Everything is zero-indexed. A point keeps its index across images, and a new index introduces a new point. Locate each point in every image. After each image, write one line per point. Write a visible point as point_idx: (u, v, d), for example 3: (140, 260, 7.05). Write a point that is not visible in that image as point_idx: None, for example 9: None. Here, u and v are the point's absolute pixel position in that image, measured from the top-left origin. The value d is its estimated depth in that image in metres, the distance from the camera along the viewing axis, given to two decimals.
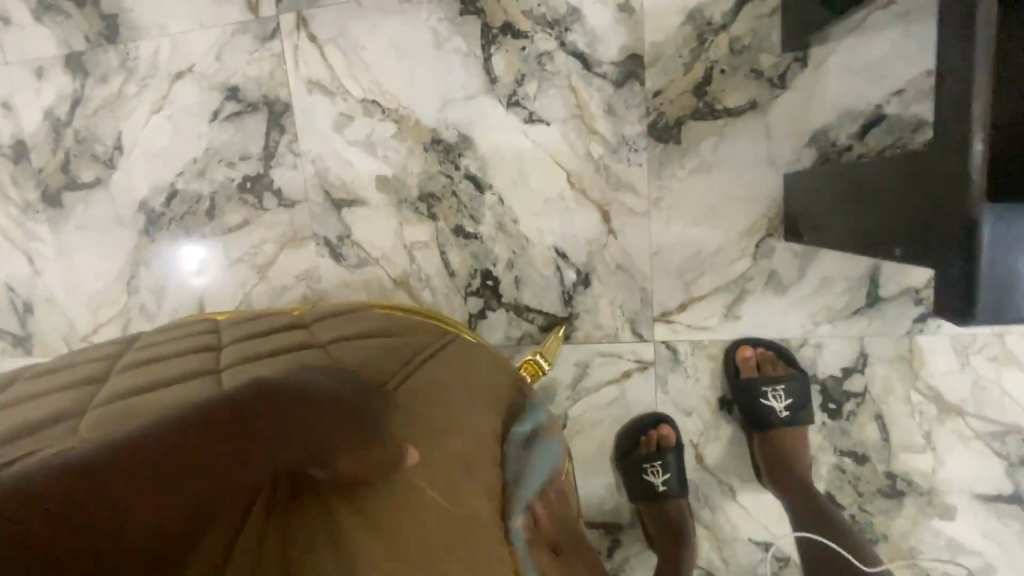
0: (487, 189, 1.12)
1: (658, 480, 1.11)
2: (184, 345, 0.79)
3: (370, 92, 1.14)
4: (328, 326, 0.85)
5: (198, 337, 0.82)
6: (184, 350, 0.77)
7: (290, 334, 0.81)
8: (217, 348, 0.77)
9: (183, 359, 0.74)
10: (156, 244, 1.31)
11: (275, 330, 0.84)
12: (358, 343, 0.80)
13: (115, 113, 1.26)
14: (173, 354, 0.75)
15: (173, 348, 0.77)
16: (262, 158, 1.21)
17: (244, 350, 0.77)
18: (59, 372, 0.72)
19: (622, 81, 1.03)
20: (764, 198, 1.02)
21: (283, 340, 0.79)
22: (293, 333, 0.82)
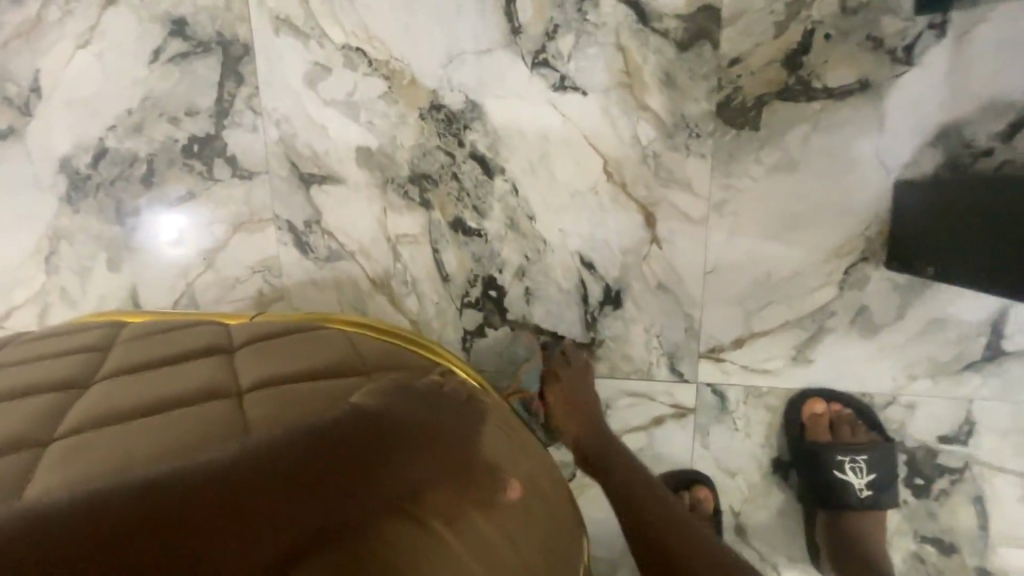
0: (498, 173, 0.87)
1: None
2: (46, 375, 0.56)
3: (354, 38, 0.88)
4: (261, 359, 0.60)
5: (78, 360, 0.59)
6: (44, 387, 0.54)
7: (197, 371, 0.56)
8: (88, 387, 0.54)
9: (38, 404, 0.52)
10: (79, 214, 1.05)
11: (185, 357, 0.59)
12: (286, 391, 0.54)
13: (31, 45, 0.99)
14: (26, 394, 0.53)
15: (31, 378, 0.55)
16: (213, 115, 0.95)
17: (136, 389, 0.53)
18: None
19: (689, 41, 0.77)
20: (863, 211, 0.78)
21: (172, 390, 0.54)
22: (213, 364, 0.58)
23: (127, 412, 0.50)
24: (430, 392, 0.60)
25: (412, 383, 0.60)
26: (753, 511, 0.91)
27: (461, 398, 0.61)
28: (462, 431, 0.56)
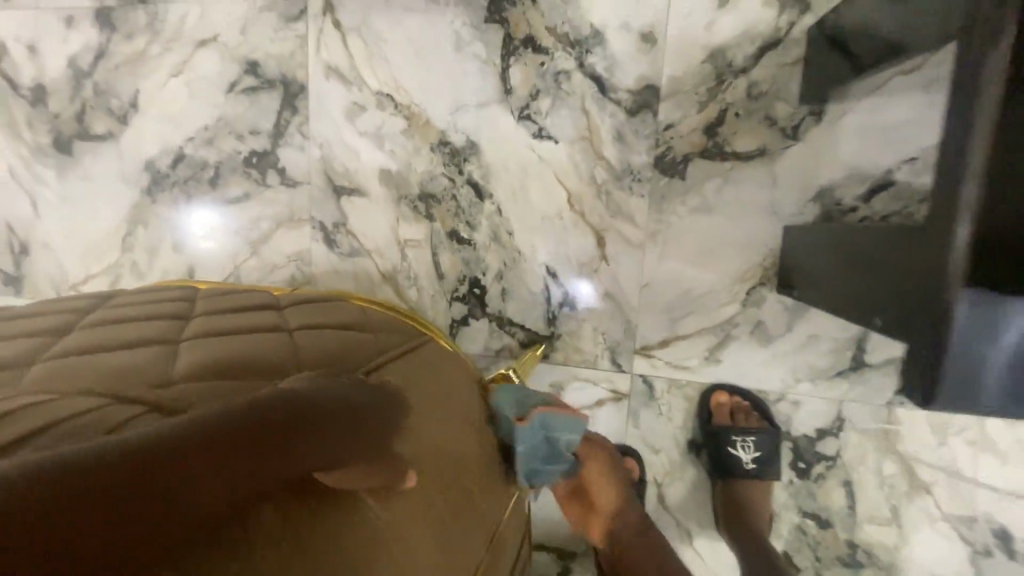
0: (487, 197, 1.12)
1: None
2: (142, 309, 0.79)
3: (385, 86, 1.14)
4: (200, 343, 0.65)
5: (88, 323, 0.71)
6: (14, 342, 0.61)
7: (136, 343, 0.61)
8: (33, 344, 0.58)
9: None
10: (156, 205, 1.33)
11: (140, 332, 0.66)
12: (323, 333, 0.77)
13: (136, 71, 1.28)
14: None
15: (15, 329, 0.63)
16: (271, 136, 1.22)
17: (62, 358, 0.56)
18: (33, 318, 0.73)
19: (635, 110, 1.02)
20: (761, 246, 1.01)
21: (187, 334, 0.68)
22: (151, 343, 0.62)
23: (219, 329, 0.72)
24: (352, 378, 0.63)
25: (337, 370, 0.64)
26: (672, 483, 1.12)
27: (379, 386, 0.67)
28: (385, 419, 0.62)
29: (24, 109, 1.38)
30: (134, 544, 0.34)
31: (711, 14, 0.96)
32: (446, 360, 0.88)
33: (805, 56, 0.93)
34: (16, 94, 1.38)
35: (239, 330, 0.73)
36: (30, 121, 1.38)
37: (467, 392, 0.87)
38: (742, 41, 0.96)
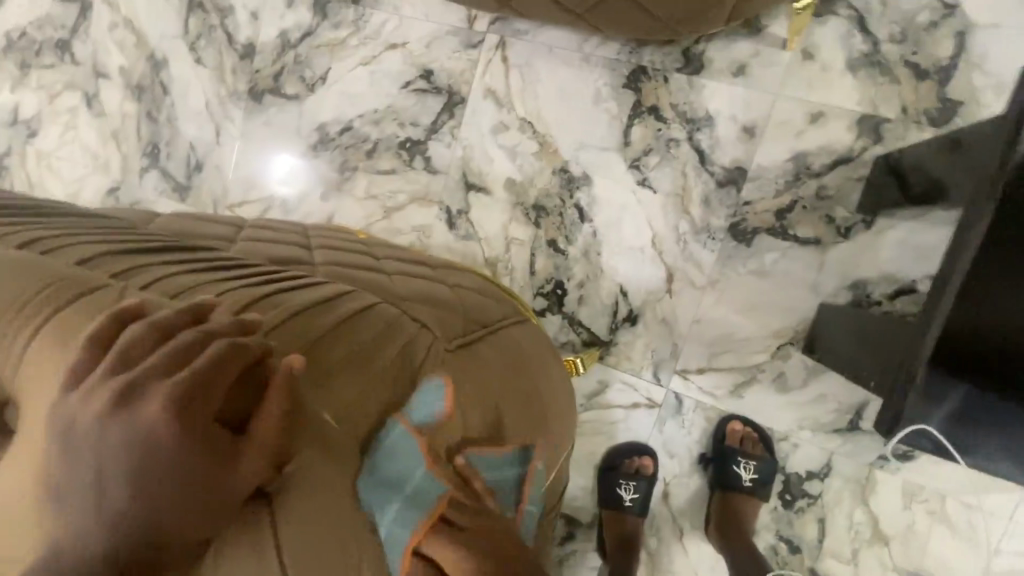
0: (587, 221, 1.39)
1: (627, 496, 1.32)
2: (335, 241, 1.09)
3: (529, 115, 1.42)
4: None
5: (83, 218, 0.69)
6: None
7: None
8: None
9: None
10: (317, 159, 1.64)
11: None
12: (470, 292, 1.04)
13: (333, 54, 1.59)
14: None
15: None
16: (427, 130, 1.51)
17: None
18: (273, 232, 1.01)
19: (724, 183, 1.28)
20: (797, 313, 1.26)
21: (381, 265, 0.98)
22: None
23: (407, 272, 0.99)
24: (109, 429, 0.39)
25: (99, 391, 0.40)
26: (677, 485, 1.36)
27: (165, 388, 0.40)
28: (212, 454, 0.41)
29: (232, 60, 1.71)
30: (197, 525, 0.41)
31: (804, 126, 1.21)
32: (541, 334, 1.16)
33: (869, 176, 1.17)
34: (230, 47, 1.71)
35: (417, 276, 1.00)
36: (234, 70, 1.71)
37: (555, 359, 1.14)
38: (824, 152, 1.20)
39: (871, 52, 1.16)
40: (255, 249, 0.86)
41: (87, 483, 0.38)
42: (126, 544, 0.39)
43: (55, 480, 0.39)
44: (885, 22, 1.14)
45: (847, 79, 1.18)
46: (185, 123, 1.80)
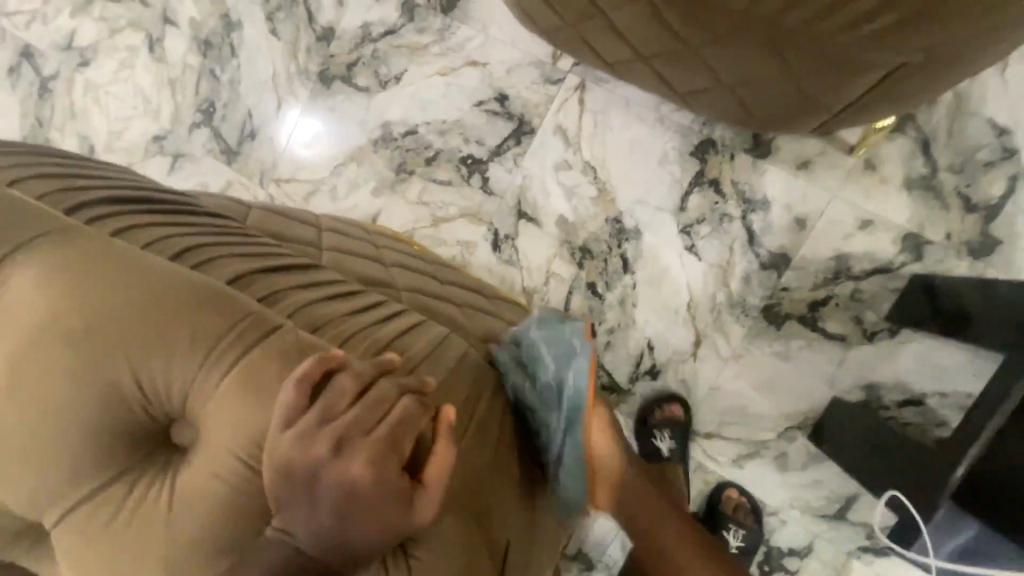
0: (630, 272, 1.44)
1: (663, 445, 1.37)
2: (397, 250, 1.14)
3: (594, 159, 1.46)
4: (172, 321, 0.60)
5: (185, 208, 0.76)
6: (22, 282, 0.59)
7: (94, 345, 0.57)
8: (23, 343, 0.58)
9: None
10: (375, 155, 1.66)
11: (90, 304, 0.58)
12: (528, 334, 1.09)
13: (412, 56, 1.61)
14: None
15: (20, 267, 0.60)
16: (491, 151, 1.55)
17: (37, 375, 0.57)
18: (351, 240, 1.03)
19: (767, 266, 1.34)
20: (810, 401, 1.33)
21: (444, 286, 1.03)
22: (109, 338, 0.58)
23: (476, 305, 1.03)
24: (327, 473, 0.57)
25: (314, 445, 0.57)
26: None
27: (366, 443, 0.59)
28: (393, 493, 0.59)
29: (308, 39, 1.72)
30: (384, 535, 0.60)
31: (853, 230, 1.28)
32: None
33: (903, 289, 1.25)
34: (308, 25, 1.72)
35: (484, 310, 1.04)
36: (308, 48, 1.72)
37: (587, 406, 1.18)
38: (866, 258, 1.28)
39: (929, 176, 1.24)
40: (338, 258, 0.91)
41: (315, 499, 0.58)
42: (341, 541, 0.60)
43: (293, 497, 0.58)
44: (947, 152, 1.22)
45: (901, 196, 1.25)
46: (246, 89, 1.80)
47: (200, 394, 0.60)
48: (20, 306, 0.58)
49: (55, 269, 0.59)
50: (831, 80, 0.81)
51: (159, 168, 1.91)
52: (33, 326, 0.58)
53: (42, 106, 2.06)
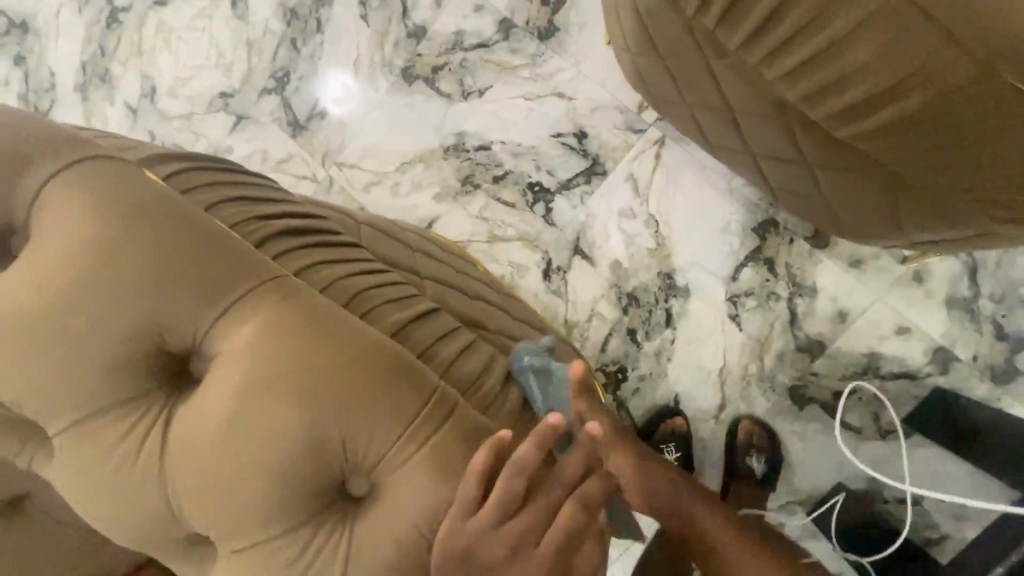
0: (671, 327, 1.50)
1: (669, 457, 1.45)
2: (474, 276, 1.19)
3: (658, 214, 1.52)
4: (377, 390, 0.68)
5: (336, 249, 0.85)
6: (244, 333, 0.69)
7: (308, 403, 0.66)
8: (244, 389, 0.66)
9: (217, 395, 0.67)
10: (444, 161, 1.69)
11: (306, 363, 0.67)
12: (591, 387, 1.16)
13: (500, 74, 1.64)
14: (210, 382, 0.68)
15: (243, 320, 0.69)
16: (560, 183, 1.59)
17: (259, 420, 0.66)
18: (442, 265, 1.08)
19: (803, 349, 1.42)
20: (815, 482, 1.41)
21: (523, 324, 1.09)
22: (327, 391, 0.66)
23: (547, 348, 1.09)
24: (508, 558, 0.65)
25: (496, 540, 0.65)
26: None
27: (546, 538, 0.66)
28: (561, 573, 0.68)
29: (398, 33, 1.73)
30: None
31: (889, 333, 1.36)
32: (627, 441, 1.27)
33: (925, 398, 1.33)
34: (401, 20, 1.73)
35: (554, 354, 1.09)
36: (396, 43, 1.73)
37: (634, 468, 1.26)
38: (896, 362, 1.36)
39: (970, 299, 1.32)
40: (438, 288, 0.98)
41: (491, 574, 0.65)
42: None
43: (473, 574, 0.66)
44: (991, 281, 1.31)
45: (940, 312, 1.34)
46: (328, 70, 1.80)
47: (387, 457, 0.67)
48: (244, 355, 0.67)
49: (276, 325, 0.69)
50: (931, 224, 0.87)
51: (220, 125, 1.91)
52: (256, 375, 0.67)
53: (108, 35, 2.02)
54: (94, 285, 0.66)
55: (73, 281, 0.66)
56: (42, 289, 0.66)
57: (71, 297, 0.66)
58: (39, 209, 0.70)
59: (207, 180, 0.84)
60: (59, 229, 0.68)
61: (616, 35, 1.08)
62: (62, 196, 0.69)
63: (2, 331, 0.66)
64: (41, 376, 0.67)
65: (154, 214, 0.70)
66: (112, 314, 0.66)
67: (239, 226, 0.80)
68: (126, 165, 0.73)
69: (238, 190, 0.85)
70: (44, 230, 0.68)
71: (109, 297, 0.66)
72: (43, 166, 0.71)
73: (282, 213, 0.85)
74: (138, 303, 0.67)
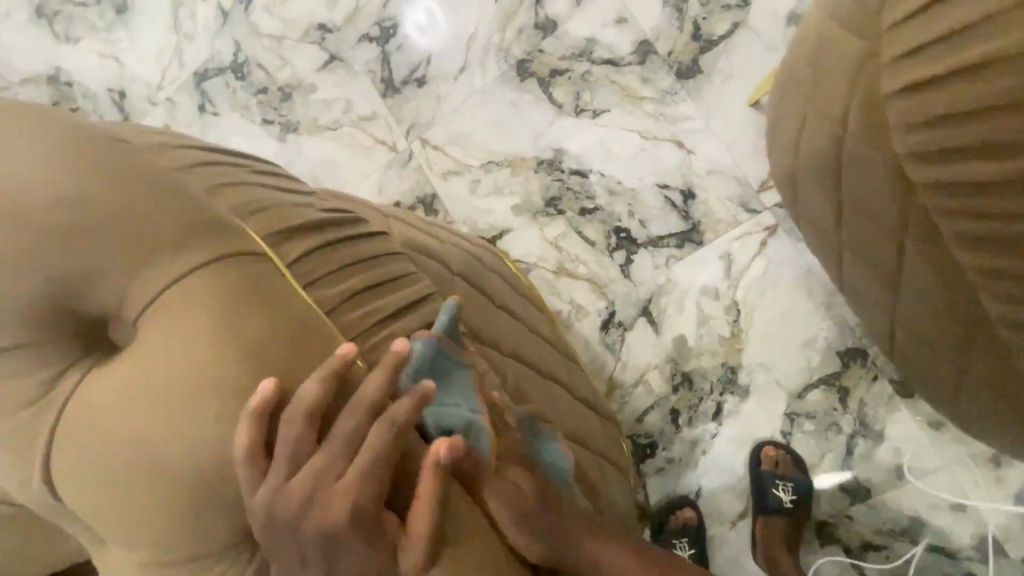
0: (717, 422, 1.42)
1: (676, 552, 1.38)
2: (542, 335, 1.10)
3: (743, 303, 1.42)
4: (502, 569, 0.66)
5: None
6: (364, 430, 0.61)
7: (434, 515, 0.62)
8: (368, 500, 0.59)
9: (294, 498, 0.58)
10: (534, 172, 1.55)
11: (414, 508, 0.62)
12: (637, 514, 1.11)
13: (623, 101, 1.50)
14: (318, 483, 0.59)
15: (363, 416, 0.61)
16: (650, 237, 1.47)
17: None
18: (526, 336, 1.00)
19: (847, 489, 1.34)
20: None
21: (583, 413, 1.02)
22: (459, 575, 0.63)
23: (603, 444, 1.03)
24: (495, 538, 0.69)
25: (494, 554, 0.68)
26: None
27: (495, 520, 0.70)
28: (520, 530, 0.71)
29: (526, 20, 1.58)
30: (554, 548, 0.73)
31: (943, 504, 1.29)
32: None
33: None
34: (533, 6, 1.57)
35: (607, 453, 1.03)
36: (521, 29, 1.58)
37: None
38: (940, 534, 1.29)
39: None
40: (517, 371, 0.90)
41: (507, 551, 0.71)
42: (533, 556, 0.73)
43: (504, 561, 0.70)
44: None
45: (1002, 500, 1.27)
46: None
47: None
48: (365, 461, 0.59)
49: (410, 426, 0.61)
50: None
51: (310, 59, 1.76)
52: (382, 483, 0.60)
53: None
54: (206, 419, 0.60)
55: (182, 399, 0.59)
56: (151, 410, 0.60)
57: (184, 432, 0.59)
58: (157, 313, 0.61)
59: (327, 263, 0.73)
60: (183, 344, 0.60)
61: (788, 138, 0.94)
62: (193, 305, 0.61)
63: (104, 444, 0.60)
64: (126, 495, 0.61)
65: (270, 341, 0.62)
66: (226, 454, 0.60)
67: (363, 335, 0.71)
68: (257, 264, 0.65)
69: (358, 278, 0.74)
70: (163, 337, 0.60)
71: (223, 434, 0.60)
72: (171, 262, 0.62)
73: (402, 309, 0.75)
74: (258, 455, 0.59)
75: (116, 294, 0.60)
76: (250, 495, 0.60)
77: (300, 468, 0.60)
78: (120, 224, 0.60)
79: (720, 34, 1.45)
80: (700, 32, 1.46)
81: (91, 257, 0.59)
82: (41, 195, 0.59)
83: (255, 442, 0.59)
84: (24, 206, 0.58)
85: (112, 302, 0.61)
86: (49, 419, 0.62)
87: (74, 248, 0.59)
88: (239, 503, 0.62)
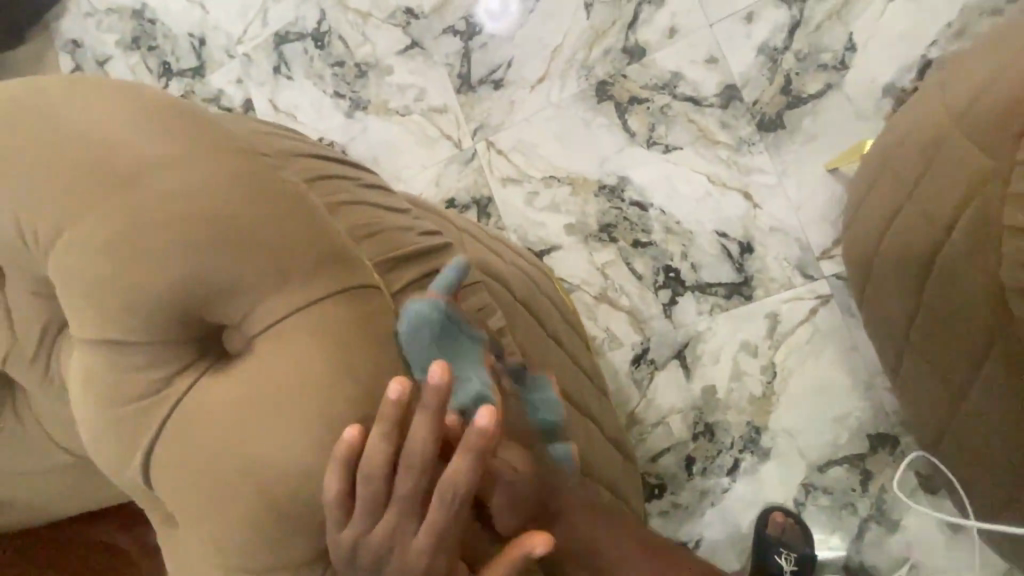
0: (732, 478, 1.41)
1: None
2: (585, 369, 1.11)
3: (781, 366, 1.40)
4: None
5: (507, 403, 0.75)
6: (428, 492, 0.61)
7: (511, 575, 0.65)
8: (444, 556, 0.63)
9: (379, 542, 0.62)
10: (594, 195, 1.55)
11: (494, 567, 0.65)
12: None
13: (698, 142, 1.48)
14: (398, 537, 0.62)
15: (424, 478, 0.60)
16: (700, 283, 1.46)
17: None
18: (572, 372, 1.01)
19: (850, 570, 1.33)
20: None
21: (612, 454, 1.03)
22: None
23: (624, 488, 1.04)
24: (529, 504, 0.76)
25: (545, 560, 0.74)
26: None
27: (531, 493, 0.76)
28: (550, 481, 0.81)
29: (615, 41, 1.56)
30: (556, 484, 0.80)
31: None
32: None
33: None
34: (625, 29, 1.55)
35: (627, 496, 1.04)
36: (607, 50, 1.57)
37: None
38: None
39: None
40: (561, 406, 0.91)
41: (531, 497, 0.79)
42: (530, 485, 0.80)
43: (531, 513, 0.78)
44: None
45: None
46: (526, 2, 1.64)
47: None
48: (436, 521, 0.61)
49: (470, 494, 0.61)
50: None
51: (392, 41, 1.76)
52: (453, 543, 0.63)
53: None
54: (286, 432, 0.61)
55: (275, 416, 0.62)
56: (245, 417, 0.62)
57: (270, 444, 0.62)
58: (274, 338, 0.63)
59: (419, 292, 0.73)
60: (290, 368, 0.62)
61: (871, 225, 0.92)
62: (306, 332, 0.63)
63: (202, 443, 0.64)
64: (200, 478, 0.64)
65: (368, 376, 0.63)
66: (313, 478, 0.62)
67: None
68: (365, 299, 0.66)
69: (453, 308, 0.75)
70: (271, 357, 0.63)
71: (295, 447, 0.61)
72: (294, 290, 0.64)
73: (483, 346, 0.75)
74: (343, 502, 0.61)
75: (243, 309, 0.63)
76: (335, 531, 0.63)
77: (380, 519, 0.62)
78: (268, 249, 0.63)
79: (811, 92, 1.43)
80: (791, 86, 1.44)
81: (228, 273, 0.62)
82: (201, 209, 0.62)
83: (344, 488, 0.61)
84: (182, 215, 0.62)
85: (240, 316, 0.64)
86: (164, 409, 0.65)
87: (221, 261, 0.62)
88: (280, 500, 0.63)
